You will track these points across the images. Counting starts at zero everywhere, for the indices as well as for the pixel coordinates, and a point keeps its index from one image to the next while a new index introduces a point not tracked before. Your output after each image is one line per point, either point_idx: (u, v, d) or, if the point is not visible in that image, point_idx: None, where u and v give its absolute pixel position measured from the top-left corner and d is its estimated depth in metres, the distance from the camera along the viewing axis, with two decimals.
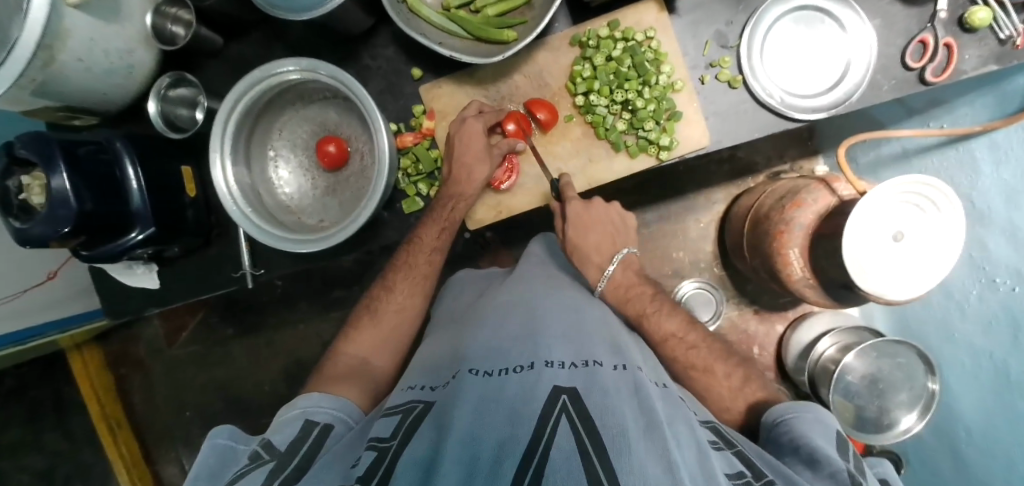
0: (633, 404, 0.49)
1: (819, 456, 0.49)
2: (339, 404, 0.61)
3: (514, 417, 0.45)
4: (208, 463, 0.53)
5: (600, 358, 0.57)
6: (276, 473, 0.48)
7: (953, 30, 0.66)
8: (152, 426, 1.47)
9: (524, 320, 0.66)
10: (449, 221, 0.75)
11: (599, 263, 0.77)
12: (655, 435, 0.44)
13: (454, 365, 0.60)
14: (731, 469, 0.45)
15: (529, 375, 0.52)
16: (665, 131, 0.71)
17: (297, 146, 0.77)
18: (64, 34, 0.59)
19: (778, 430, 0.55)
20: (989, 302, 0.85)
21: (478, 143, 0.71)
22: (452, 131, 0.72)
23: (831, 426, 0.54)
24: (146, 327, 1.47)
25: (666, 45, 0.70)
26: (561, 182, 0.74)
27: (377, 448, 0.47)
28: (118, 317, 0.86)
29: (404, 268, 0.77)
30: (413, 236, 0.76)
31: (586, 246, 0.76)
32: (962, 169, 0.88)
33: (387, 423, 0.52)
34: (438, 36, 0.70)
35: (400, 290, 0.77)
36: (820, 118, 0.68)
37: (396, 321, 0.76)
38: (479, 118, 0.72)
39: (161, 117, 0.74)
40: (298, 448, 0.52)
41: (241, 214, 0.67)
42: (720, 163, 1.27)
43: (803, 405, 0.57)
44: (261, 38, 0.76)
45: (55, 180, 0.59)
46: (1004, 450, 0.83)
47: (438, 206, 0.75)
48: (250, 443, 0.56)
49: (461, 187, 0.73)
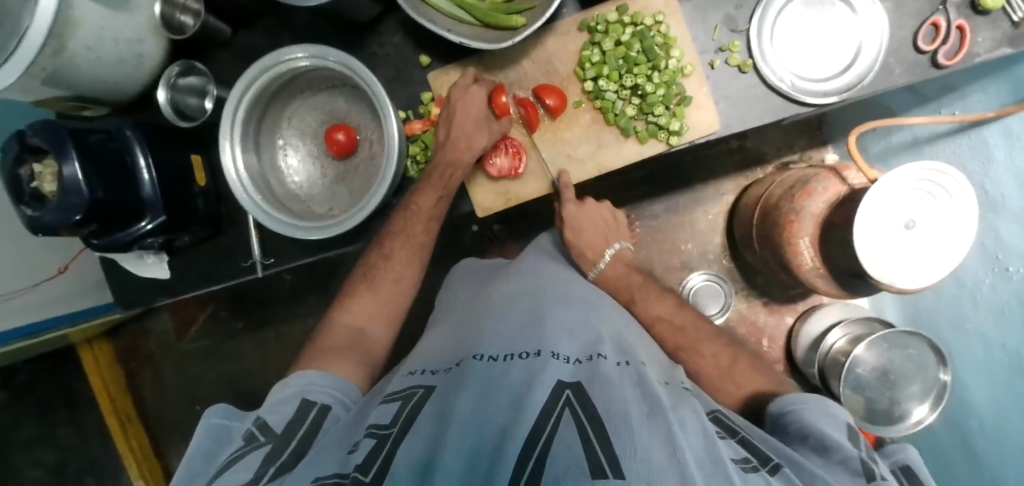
0: (636, 391, 0.49)
1: (831, 443, 0.49)
2: (336, 383, 0.61)
3: (517, 405, 0.45)
4: (203, 445, 0.53)
5: (605, 352, 0.57)
6: (274, 456, 0.49)
7: (966, 12, 0.65)
8: (161, 421, 1.48)
9: (529, 309, 0.66)
10: (445, 190, 0.74)
11: (591, 257, 0.84)
12: (658, 420, 0.44)
13: (461, 348, 0.61)
14: (737, 454, 0.45)
15: (535, 362, 0.52)
16: (675, 116, 0.70)
17: (305, 134, 0.77)
18: (74, 22, 0.59)
19: (785, 423, 0.55)
20: (1002, 291, 0.84)
21: (478, 109, 0.72)
22: (453, 96, 0.72)
23: (842, 419, 0.53)
24: (155, 322, 1.47)
25: (676, 29, 0.69)
26: (561, 181, 0.75)
27: (376, 435, 0.47)
28: (129, 308, 0.86)
29: (402, 233, 0.75)
30: (410, 201, 0.74)
31: (584, 243, 0.84)
32: (974, 155, 0.87)
33: (387, 410, 0.52)
34: (447, 23, 0.70)
35: (399, 258, 0.76)
36: (831, 102, 0.67)
37: (394, 290, 0.76)
38: (479, 87, 0.72)
39: (171, 106, 0.75)
40: (294, 431, 0.52)
41: (252, 203, 0.67)
42: (728, 154, 1.26)
43: (807, 397, 0.56)
44: (269, 27, 0.76)
45: (66, 167, 0.60)
46: (1017, 441, 0.82)
47: (432, 175, 0.73)
48: (244, 422, 0.56)
49: (457, 155, 0.72)
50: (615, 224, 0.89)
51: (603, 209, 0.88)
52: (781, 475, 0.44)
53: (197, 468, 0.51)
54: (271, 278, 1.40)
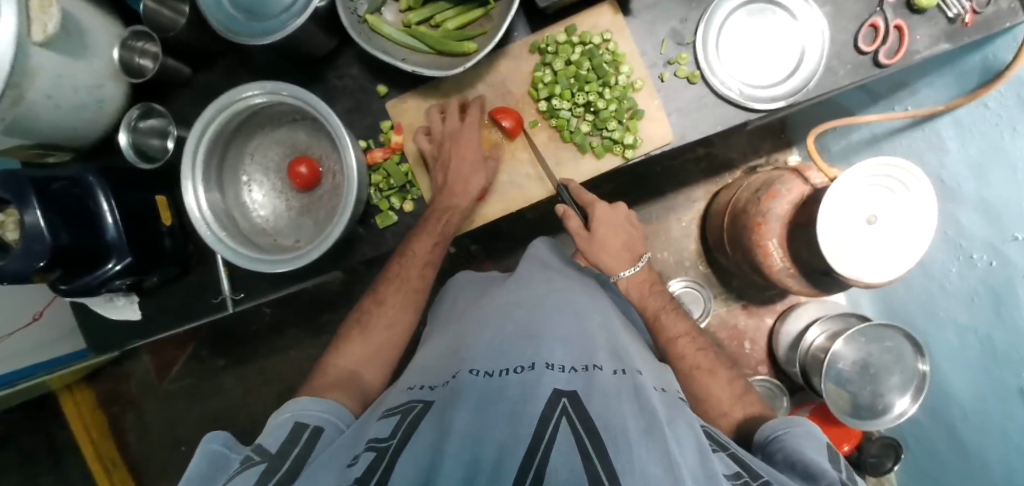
0: (633, 405, 0.50)
1: (816, 470, 0.49)
2: (327, 407, 0.60)
3: (513, 420, 0.45)
4: (200, 467, 0.52)
5: (600, 363, 0.58)
6: (269, 474, 0.47)
7: (903, 12, 0.67)
8: (146, 465, 1.46)
9: (523, 322, 0.66)
10: (442, 235, 0.75)
11: (629, 257, 0.79)
12: (655, 435, 0.45)
13: (454, 363, 0.62)
14: (729, 469, 0.46)
15: (530, 375, 0.53)
16: (629, 130, 0.72)
17: (269, 169, 0.78)
18: (33, 71, 0.60)
19: (771, 451, 0.56)
20: (969, 279, 0.85)
21: (471, 152, 0.73)
22: (444, 144, 0.74)
23: (820, 437, 0.56)
24: (136, 364, 1.46)
25: (624, 47, 0.71)
26: (569, 190, 0.74)
27: (375, 448, 0.47)
28: (102, 352, 0.86)
29: (396, 278, 0.78)
30: (405, 246, 0.76)
31: (608, 248, 0.78)
32: (929, 148, 0.89)
33: (386, 424, 0.52)
34: (401, 53, 0.71)
35: (392, 302, 0.78)
36: (779, 106, 0.69)
37: (388, 334, 0.76)
38: (469, 124, 0.74)
39: (132, 148, 0.75)
40: (287, 451, 0.52)
41: (215, 239, 0.68)
42: (696, 162, 1.29)
43: (793, 422, 0.58)
44: (228, 66, 0.77)
45: (28, 215, 0.60)
46: (999, 426, 0.83)
47: (430, 215, 0.75)
48: (244, 450, 0.54)
49: (453, 194, 0.73)
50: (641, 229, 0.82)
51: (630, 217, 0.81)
52: None
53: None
54: (251, 312, 1.40)
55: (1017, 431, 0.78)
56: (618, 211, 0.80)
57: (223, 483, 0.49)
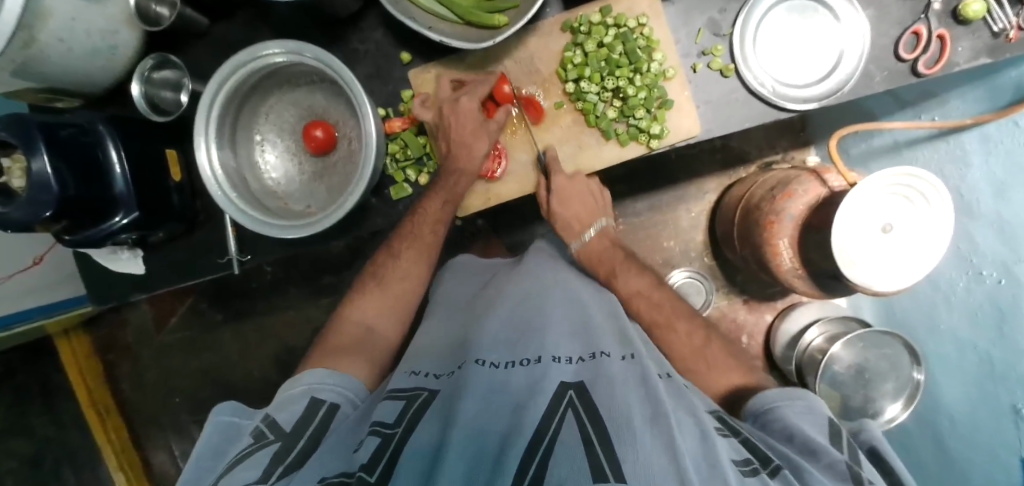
0: (638, 392, 0.50)
1: (816, 447, 0.50)
2: (343, 380, 0.63)
3: (519, 411, 0.47)
4: (211, 441, 0.56)
5: (607, 350, 0.59)
6: (281, 455, 0.51)
7: (948, 21, 0.65)
8: (141, 413, 1.48)
9: (529, 313, 0.66)
10: (451, 197, 0.74)
11: (579, 229, 0.81)
12: (660, 423, 0.45)
13: (460, 354, 0.62)
14: (737, 455, 0.46)
15: (535, 370, 0.54)
16: (656, 119, 0.70)
17: (283, 131, 0.76)
18: (45, 13, 0.57)
19: (768, 420, 0.56)
20: (976, 295, 0.84)
21: (472, 119, 0.71)
22: (444, 111, 0.71)
23: (824, 415, 0.56)
24: (134, 313, 1.46)
25: (659, 32, 0.69)
26: (546, 156, 0.74)
27: (380, 434, 0.49)
28: (100, 301, 0.85)
29: (409, 236, 0.77)
30: (417, 206, 0.74)
31: (566, 218, 0.79)
32: (952, 160, 0.88)
33: (391, 408, 0.54)
34: (428, 21, 0.69)
35: (407, 259, 0.78)
36: (812, 108, 0.67)
37: (403, 288, 0.78)
38: (472, 93, 0.71)
39: (144, 98, 0.73)
40: (303, 429, 0.55)
41: (227, 201, 0.66)
42: (711, 153, 1.27)
43: (791, 394, 0.58)
44: (246, 20, 0.75)
45: (34, 162, 0.58)
46: (988, 443, 0.84)
47: (439, 180, 0.73)
48: (253, 419, 0.59)
49: (461, 163, 0.72)
50: (604, 197, 0.81)
51: (592, 184, 0.79)
52: (779, 477, 0.45)
53: (205, 464, 0.54)
54: (252, 270, 1.39)
55: (1004, 446, 0.80)
56: (578, 182, 0.76)
57: (235, 456, 0.52)
